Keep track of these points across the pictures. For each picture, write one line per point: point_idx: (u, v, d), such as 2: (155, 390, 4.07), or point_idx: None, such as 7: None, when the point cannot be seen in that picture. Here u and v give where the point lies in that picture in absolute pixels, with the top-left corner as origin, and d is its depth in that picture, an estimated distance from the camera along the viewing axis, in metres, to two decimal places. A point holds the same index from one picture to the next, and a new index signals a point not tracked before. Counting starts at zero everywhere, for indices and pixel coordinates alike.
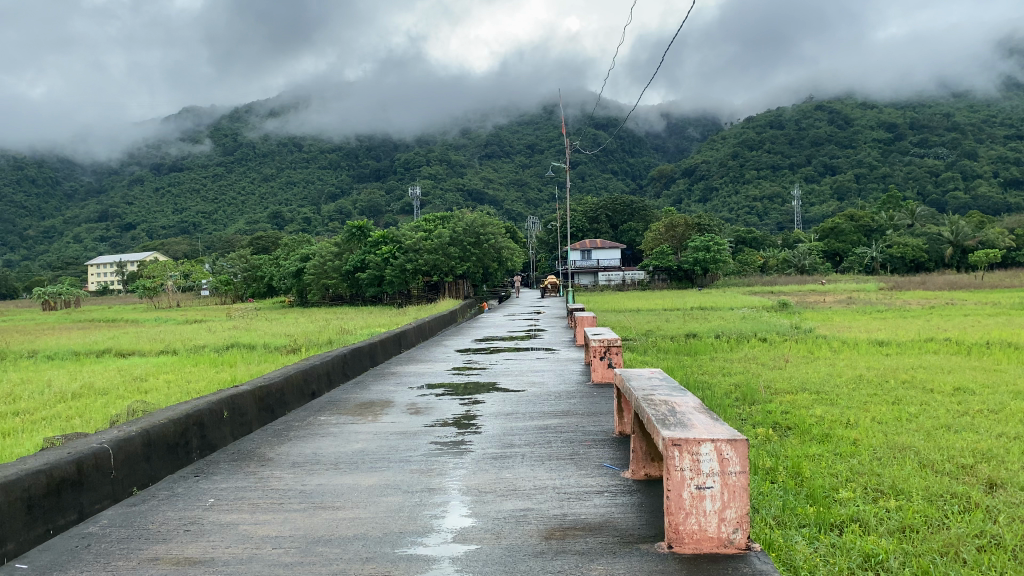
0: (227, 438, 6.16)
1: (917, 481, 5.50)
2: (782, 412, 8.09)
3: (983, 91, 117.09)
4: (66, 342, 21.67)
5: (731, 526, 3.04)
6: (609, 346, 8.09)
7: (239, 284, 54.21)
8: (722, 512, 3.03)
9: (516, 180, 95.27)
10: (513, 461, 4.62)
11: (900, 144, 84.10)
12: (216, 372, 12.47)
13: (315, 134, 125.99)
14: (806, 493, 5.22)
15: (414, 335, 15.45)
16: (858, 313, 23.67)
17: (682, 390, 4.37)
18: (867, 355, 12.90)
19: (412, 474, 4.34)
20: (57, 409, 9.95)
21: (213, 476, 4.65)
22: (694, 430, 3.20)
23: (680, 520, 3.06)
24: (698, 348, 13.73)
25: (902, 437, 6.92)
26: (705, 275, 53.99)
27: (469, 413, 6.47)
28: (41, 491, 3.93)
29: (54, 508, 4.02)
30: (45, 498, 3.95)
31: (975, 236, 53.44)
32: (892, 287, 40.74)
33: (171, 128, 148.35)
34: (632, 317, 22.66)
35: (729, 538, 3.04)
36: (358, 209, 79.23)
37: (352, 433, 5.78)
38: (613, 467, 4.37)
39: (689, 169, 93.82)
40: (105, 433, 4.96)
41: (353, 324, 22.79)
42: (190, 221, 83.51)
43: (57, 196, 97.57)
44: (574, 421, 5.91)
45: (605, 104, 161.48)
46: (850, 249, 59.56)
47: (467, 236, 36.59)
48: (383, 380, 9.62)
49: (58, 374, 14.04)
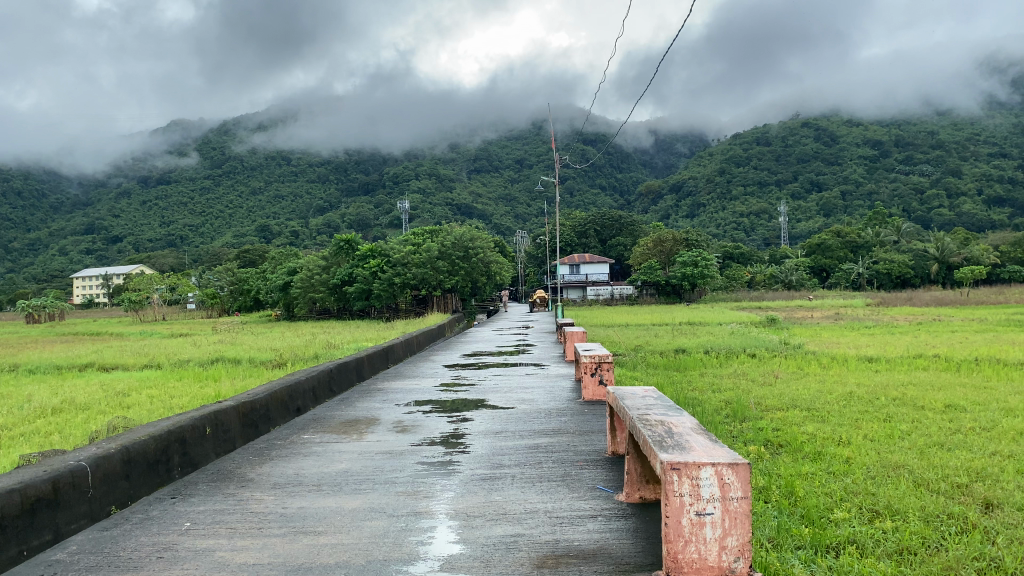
0: (209, 455, 5.98)
1: (912, 500, 5.39)
2: (772, 429, 7.98)
3: (966, 109, 118.36)
4: (50, 355, 21.38)
5: (732, 555, 2.91)
6: (600, 362, 7.96)
7: (225, 297, 53.79)
8: (723, 539, 2.89)
9: (504, 195, 95.34)
10: (503, 483, 4.46)
11: (885, 162, 84.75)
12: (200, 387, 12.24)
13: (304, 148, 126.05)
14: (801, 513, 5.10)
15: (401, 349, 15.30)
16: (846, 329, 23.67)
17: (678, 409, 4.25)
18: (856, 371, 12.84)
19: (399, 497, 4.18)
20: (36, 426, 9.70)
21: (190, 498, 4.49)
22: (694, 452, 3.09)
23: (678, 549, 2.91)
24: (687, 363, 13.63)
25: (893, 455, 6.82)
26: (693, 290, 54.10)
27: (456, 431, 6.29)
28: (14, 512, 3.76)
29: (27, 529, 3.87)
30: (19, 519, 3.79)
31: (961, 252, 54.27)
32: (879, 303, 40.89)
33: (159, 141, 148.09)
34: (620, 331, 22.54)
35: (730, 568, 2.90)
36: (346, 222, 79.01)
37: (336, 452, 5.63)
38: (607, 489, 4.23)
39: (676, 185, 94.30)
40: (82, 451, 4.79)
41: (338, 338, 22.55)
42: (177, 235, 83.10)
43: (43, 209, 96.87)
44: (565, 440, 5.77)
45: (593, 120, 162.26)
46: (837, 265, 59.71)
47: (456, 250, 36.59)
48: (369, 396, 9.41)
49: (40, 389, 13.77)
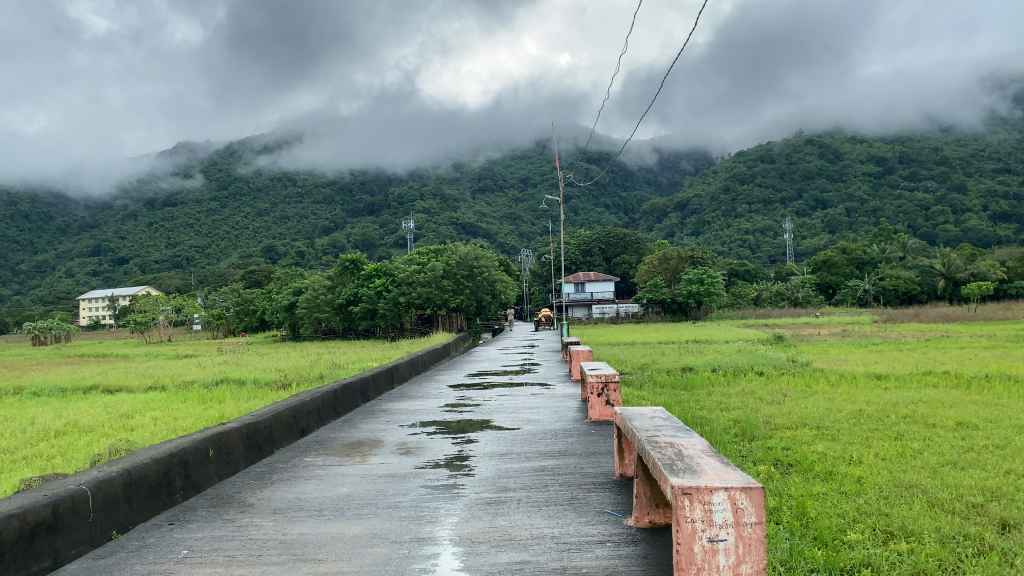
0: (212, 478, 5.88)
1: (925, 522, 5.26)
2: (782, 448, 7.85)
3: (969, 125, 118.18)
4: (55, 378, 21.28)
5: None
6: (607, 382, 7.88)
7: (231, 318, 53.81)
8: (737, 568, 2.80)
9: (508, 214, 95.46)
10: (508, 507, 4.37)
11: (889, 179, 84.54)
12: (205, 409, 12.13)
13: (309, 169, 126.63)
14: (815, 535, 4.98)
15: (406, 369, 15.21)
16: (854, 346, 23.41)
17: (687, 430, 4.17)
18: (865, 388, 12.69)
19: (402, 522, 4.08)
20: (39, 448, 9.62)
21: (188, 525, 4.38)
22: (706, 475, 3.00)
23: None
24: (694, 382, 13.48)
25: (908, 474, 6.69)
26: (698, 308, 53.83)
27: (461, 453, 6.21)
28: (13, 536, 3.70)
29: (26, 554, 3.79)
30: (17, 544, 3.72)
31: (967, 268, 53.96)
32: (887, 320, 40.61)
33: (166, 163, 148.89)
34: (626, 350, 22.42)
35: None
36: (352, 242, 79.09)
37: (339, 475, 5.53)
38: (615, 513, 4.12)
39: (681, 204, 94.44)
40: (83, 475, 4.73)
41: (342, 358, 22.53)
42: (183, 256, 83.28)
43: (50, 231, 97.22)
44: (572, 462, 5.68)
45: (597, 139, 162.66)
46: (843, 282, 59.38)
47: (461, 269, 36.74)
48: (374, 418, 9.31)
49: (44, 412, 13.68)
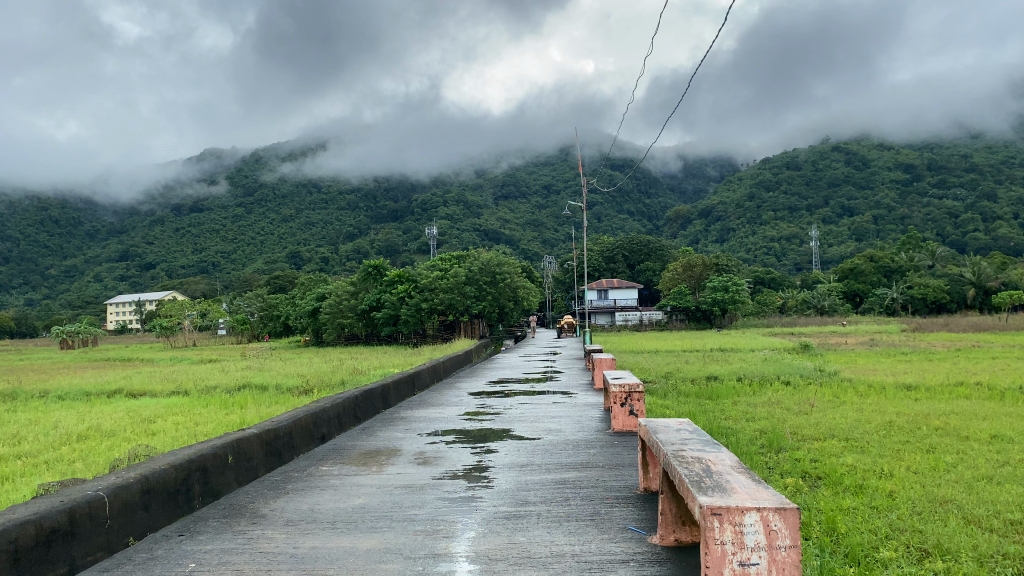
0: (231, 484, 5.80)
1: (963, 539, 5.04)
2: (810, 460, 7.63)
3: (998, 132, 116.46)
4: (79, 381, 21.44)
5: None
6: (630, 392, 7.70)
7: (256, 323, 54.25)
8: None
9: (531, 220, 95.32)
10: (528, 523, 4.19)
11: (918, 186, 83.33)
12: (225, 414, 12.05)
13: (333, 176, 127.62)
14: (846, 552, 4.79)
15: (428, 376, 15.15)
16: (882, 355, 23.03)
17: (716, 445, 3.98)
18: (895, 400, 12.36)
19: (417, 536, 3.95)
20: (60, 453, 9.59)
21: (198, 536, 4.29)
22: (736, 494, 2.84)
23: None
24: (720, 391, 13.22)
25: (941, 488, 6.45)
26: (723, 316, 53.30)
27: (479, 464, 6.05)
28: (29, 542, 3.63)
29: (42, 562, 3.71)
30: (33, 551, 3.64)
31: (998, 277, 53.18)
32: (915, 329, 39.99)
33: (193, 169, 150.75)
34: (650, 357, 22.25)
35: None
36: (375, 248, 79.38)
37: (355, 486, 5.41)
38: (639, 530, 3.96)
39: (705, 211, 93.95)
40: (101, 481, 4.65)
41: (365, 364, 22.45)
42: (210, 261, 84.10)
43: (79, 236, 98.53)
44: (594, 474, 5.50)
45: (620, 146, 162.06)
46: (870, 290, 58.68)
47: (483, 275, 36.73)
48: (393, 426, 9.19)
49: (67, 416, 13.72)
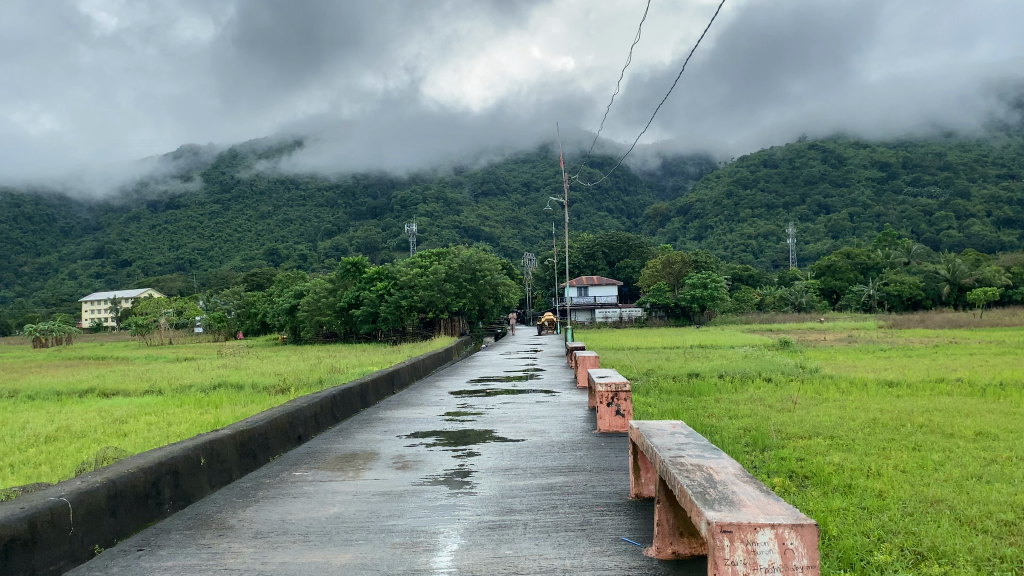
0: (204, 487, 5.52)
1: (958, 541, 4.86)
2: (796, 459, 7.45)
3: (970, 130, 117.82)
4: (51, 381, 20.97)
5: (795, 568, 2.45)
6: (617, 391, 7.50)
7: (233, 321, 53.96)
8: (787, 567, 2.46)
9: (511, 217, 94.99)
10: (514, 534, 3.97)
11: (893, 183, 83.99)
12: (200, 414, 11.69)
13: (311, 172, 126.73)
14: (838, 556, 4.60)
15: (408, 374, 14.90)
16: (861, 352, 23.10)
17: (716, 451, 3.76)
18: (878, 396, 12.24)
19: (395, 550, 3.72)
20: (27, 455, 9.23)
21: (160, 550, 4.02)
22: (748, 509, 2.64)
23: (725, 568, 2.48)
24: (701, 389, 13.03)
25: (931, 488, 6.28)
26: (702, 312, 53.45)
27: (462, 467, 5.83)
28: None
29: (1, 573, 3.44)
30: None
31: (972, 274, 53.70)
32: (891, 325, 40.19)
33: (170, 166, 149.02)
34: (631, 354, 22.27)
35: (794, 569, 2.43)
36: (354, 245, 78.74)
37: (330, 493, 5.14)
38: (633, 542, 3.73)
39: (684, 208, 94.35)
40: (64, 485, 4.36)
41: (343, 362, 22.06)
42: (186, 258, 83.10)
43: (53, 233, 97.00)
44: (582, 479, 5.26)
45: (600, 143, 161.75)
46: (847, 286, 59.02)
47: (463, 272, 36.44)
48: (373, 427, 8.92)
49: (36, 416, 13.30)
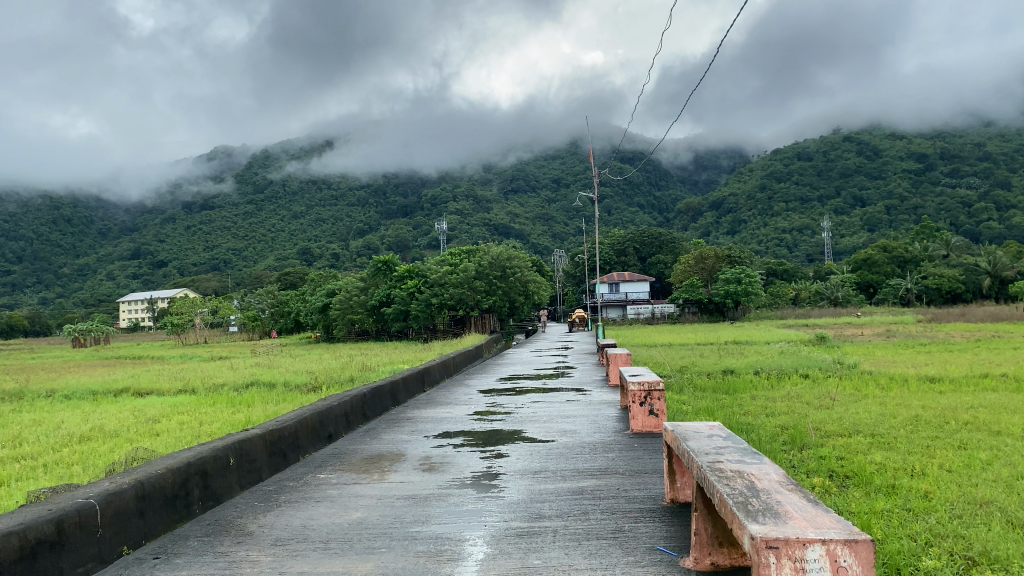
0: (233, 488, 5.43)
1: (1011, 545, 4.58)
2: (837, 458, 7.18)
3: (1010, 120, 114.99)
4: (86, 380, 21.16)
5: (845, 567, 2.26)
6: (650, 391, 7.27)
7: (266, 319, 54.53)
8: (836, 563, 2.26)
9: (541, 215, 94.61)
10: (543, 541, 3.79)
11: (930, 176, 82.18)
12: (231, 413, 11.65)
13: (342, 172, 127.66)
14: (885, 561, 4.35)
15: (437, 371, 14.77)
16: (901, 347, 22.41)
17: (757, 455, 3.57)
18: (920, 393, 11.82)
19: (418, 558, 3.57)
20: (60, 455, 9.27)
21: (176, 558, 3.91)
22: (798, 521, 2.46)
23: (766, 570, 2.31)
24: (735, 386, 12.73)
25: (979, 488, 6.00)
26: (736, 308, 52.70)
27: (489, 470, 5.65)
28: (10, 555, 3.25)
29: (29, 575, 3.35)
30: (16, 563, 3.27)
31: (1014, 266, 52.25)
32: (930, 319, 39.18)
33: (204, 168, 150.99)
34: (665, 351, 21.80)
35: (839, 565, 2.26)
36: (385, 243, 78.97)
37: (354, 496, 5.01)
38: (668, 552, 3.54)
39: (716, 202, 93.24)
40: (92, 486, 4.27)
41: (374, 360, 21.92)
42: (220, 258, 84.15)
43: (92, 234, 98.69)
44: (614, 482, 5.09)
45: (629, 137, 160.47)
46: (884, 280, 57.86)
47: (493, 270, 36.31)
48: (401, 425, 8.79)
49: (70, 415, 13.35)
